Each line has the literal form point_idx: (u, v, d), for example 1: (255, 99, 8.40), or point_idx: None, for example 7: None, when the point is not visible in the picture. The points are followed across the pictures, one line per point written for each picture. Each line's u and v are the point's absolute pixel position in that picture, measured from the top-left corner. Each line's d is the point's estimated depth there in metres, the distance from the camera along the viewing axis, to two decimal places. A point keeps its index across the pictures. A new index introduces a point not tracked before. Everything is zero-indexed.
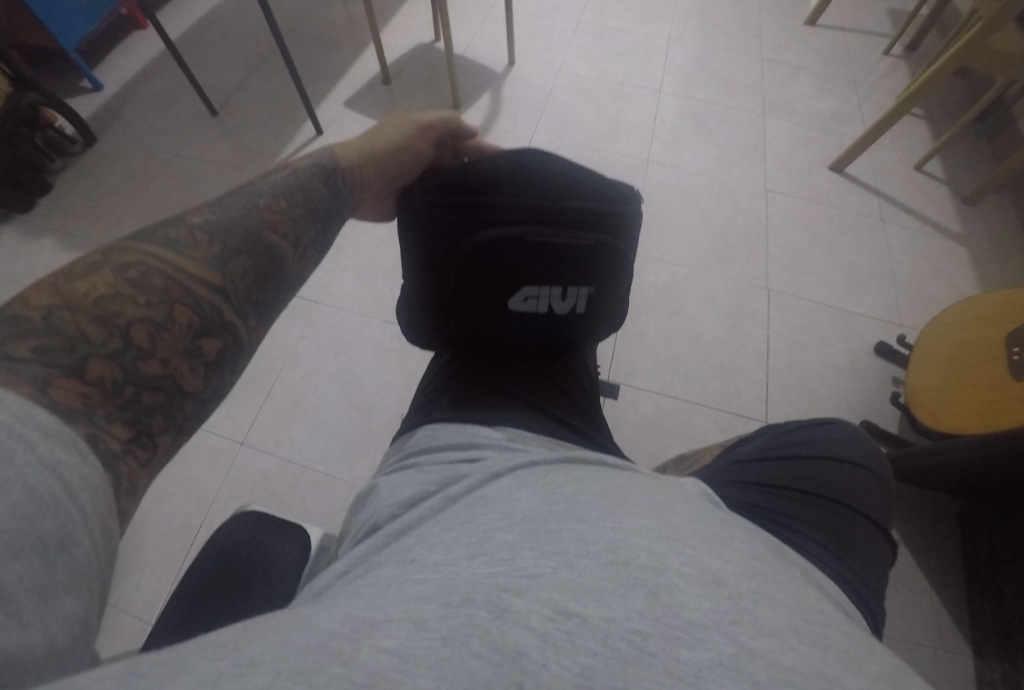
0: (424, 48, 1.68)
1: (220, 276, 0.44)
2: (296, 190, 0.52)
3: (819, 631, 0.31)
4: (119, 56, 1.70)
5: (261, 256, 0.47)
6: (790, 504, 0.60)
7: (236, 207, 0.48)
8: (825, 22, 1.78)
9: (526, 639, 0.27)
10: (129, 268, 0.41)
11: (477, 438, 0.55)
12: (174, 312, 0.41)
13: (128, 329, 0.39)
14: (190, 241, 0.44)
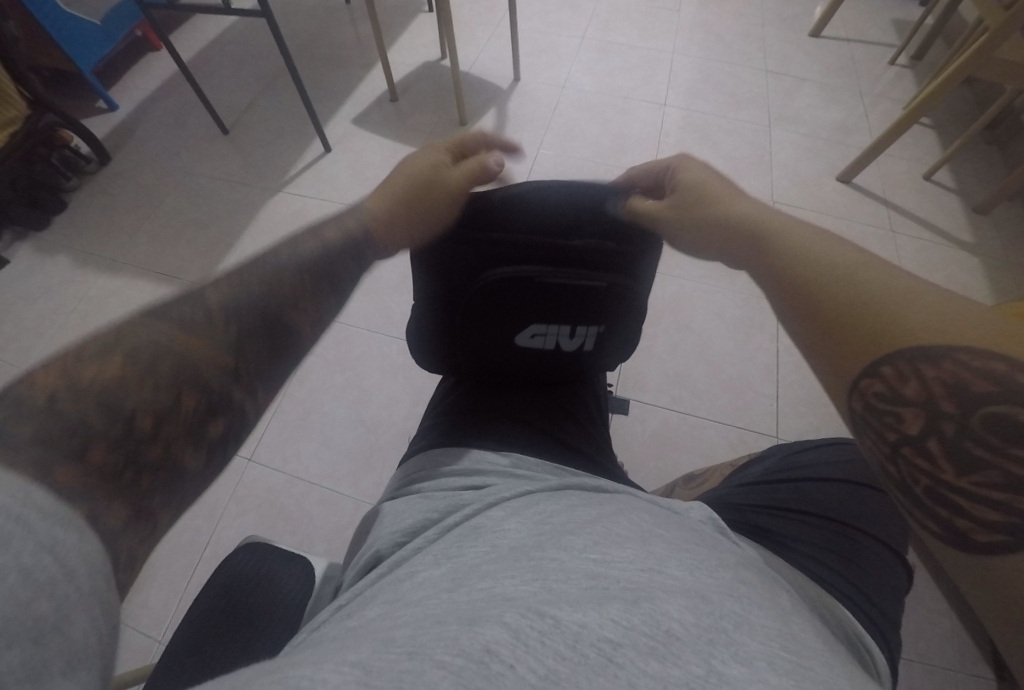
0: (431, 66, 1.70)
1: (234, 359, 0.40)
2: (317, 262, 0.48)
3: (799, 660, 0.29)
4: (134, 76, 1.73)
5: (277, 336, 0.44)
6: (804, 528, 0.58)
7: (251, 279, 0.44)
8: (829, 34, 1.79)
9: (498, 634, 0.28)
10: (138, 354, 0.37)
11: (482, 467, 0.54)
12: (183, 398, 0.37)
13: (134, 417, 0.35)
14: (204, 322, 0.40)
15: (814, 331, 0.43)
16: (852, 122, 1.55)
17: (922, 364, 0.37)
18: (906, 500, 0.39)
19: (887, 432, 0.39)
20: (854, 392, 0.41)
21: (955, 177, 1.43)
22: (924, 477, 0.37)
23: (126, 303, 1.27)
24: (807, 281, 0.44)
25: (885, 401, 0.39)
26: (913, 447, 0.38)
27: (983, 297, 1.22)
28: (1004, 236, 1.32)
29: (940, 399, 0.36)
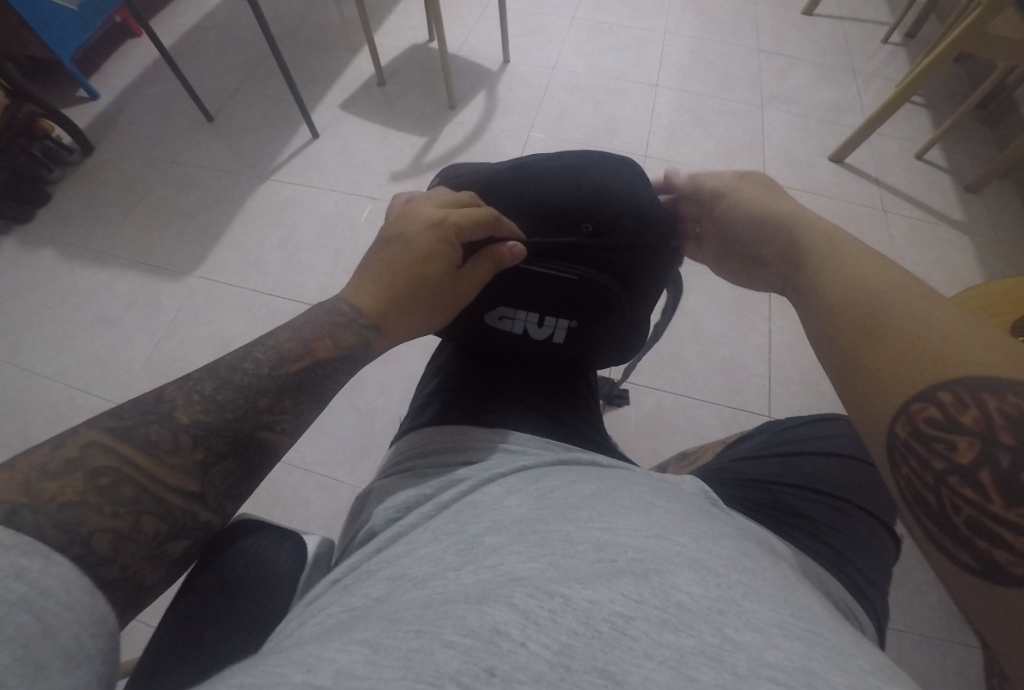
0: (419, 49, 1.67)
1: (198, 482, 0.41)
2: (294, 358, 0.46)
3: (809, 625, 0.29)
4: (115, 64, 1.70)
5: (247, 451, 0.43)
6: (793, 500, 0.58)
7: (228, 378, 0.44)
8: (822, 12, 1.77)
9: (507, 616, 0.27)
10: (101, 473, 0.38)
11: (476, 442, 0.54)
12: (141, 521, 0.38)
13: (91, 538, 0.36)
14: (171, 441, 0.40)
15: (863, 350, 0.43)
16: (845, 101, 1.54)
17: (984, 393, 0.36)
18: (941, 528, 0.38)
19: (935, 459, 0.38)
20: (902, 416, 0.40)
21: (948, 156, 1.42)
22: (968, 507, 0.37)
23: (115, 296, 1.25)
24: (862, 308, 0.45)
25: (937, 427, 0.38)
26: (961, 476, 0.37)
27: (973, 275, 1.23)
28: (995, 214, 1.32)
29: (998, 430, 0.36)
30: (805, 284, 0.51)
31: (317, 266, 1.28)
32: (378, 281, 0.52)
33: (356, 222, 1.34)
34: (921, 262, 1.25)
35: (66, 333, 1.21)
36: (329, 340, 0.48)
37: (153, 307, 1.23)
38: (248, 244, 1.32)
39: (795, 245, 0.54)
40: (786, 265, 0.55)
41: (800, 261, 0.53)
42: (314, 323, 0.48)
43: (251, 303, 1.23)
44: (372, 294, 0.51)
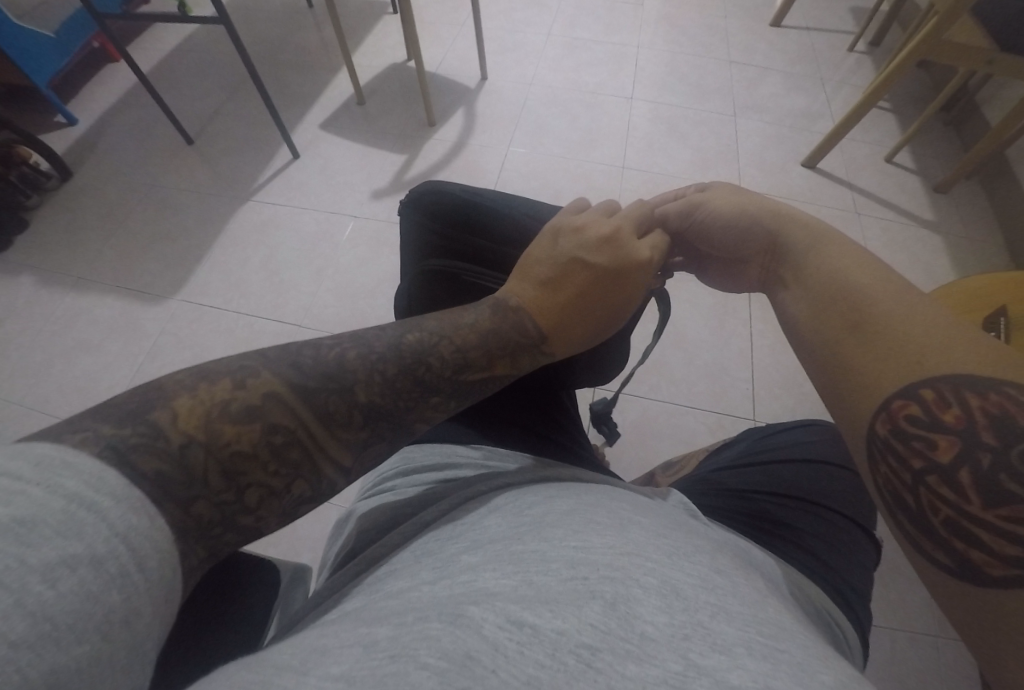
0: (398, 68, 1.69)
1: (354, 458, 0.39)
2: (461, 365, 0.45)
3: (773, 643, 0.29)
4: (92, 90, 1.70)
5: (404, 434, 0.42)
6: (773, 508, 0.59)
7: (402, 349, 0.42)
8: (789, 23, 1.82)
9: (477, 645, 0.28)
10: (277, 429, 0.36)
11: (454, 459, 0.54)
12: (294, 484, 0.37)
13: (246, 490, 0.35)
14: (345, 414, 0.39)
15: (848, 345, 0.44)
16: (815, 108, 1.58)
17: (966, 392, 0.37)
18: (917, 526, 0.39)
19: (914, 458, 0.39)
20: (883, 414, 0.40)
21: (916, 158, 1.46)
22: (946, 506, 0.37)
23: (97, 322, 1.24)
24: (850, 307, 0.45)
25: (919, 426, 0.38)
26: (940, 476, 0.37)
27: (947, 274, 1.26)
28: (964, 214, 1.36)
29: (980, 430, 0.36)
30: (787, 281, 0.51)
31: (300, 285, 1.28)
32: (552, 295, 0.50)
33: (337, 241, 1.35)
34: (895, 263, 1.28)
35: (47, 360, 1.19)
36: (508, 359, 0.47)
37: (134, 332, 1.22)
38: (230, 266, 1.32)
39: (779, 244, 0.53)
40: (770, 267, 0.54)
41: (785, 258, 0.52)
42: (499, 334, 0.47)
43: (234, 325, 1.23)
44: (544, 309, 0.49)
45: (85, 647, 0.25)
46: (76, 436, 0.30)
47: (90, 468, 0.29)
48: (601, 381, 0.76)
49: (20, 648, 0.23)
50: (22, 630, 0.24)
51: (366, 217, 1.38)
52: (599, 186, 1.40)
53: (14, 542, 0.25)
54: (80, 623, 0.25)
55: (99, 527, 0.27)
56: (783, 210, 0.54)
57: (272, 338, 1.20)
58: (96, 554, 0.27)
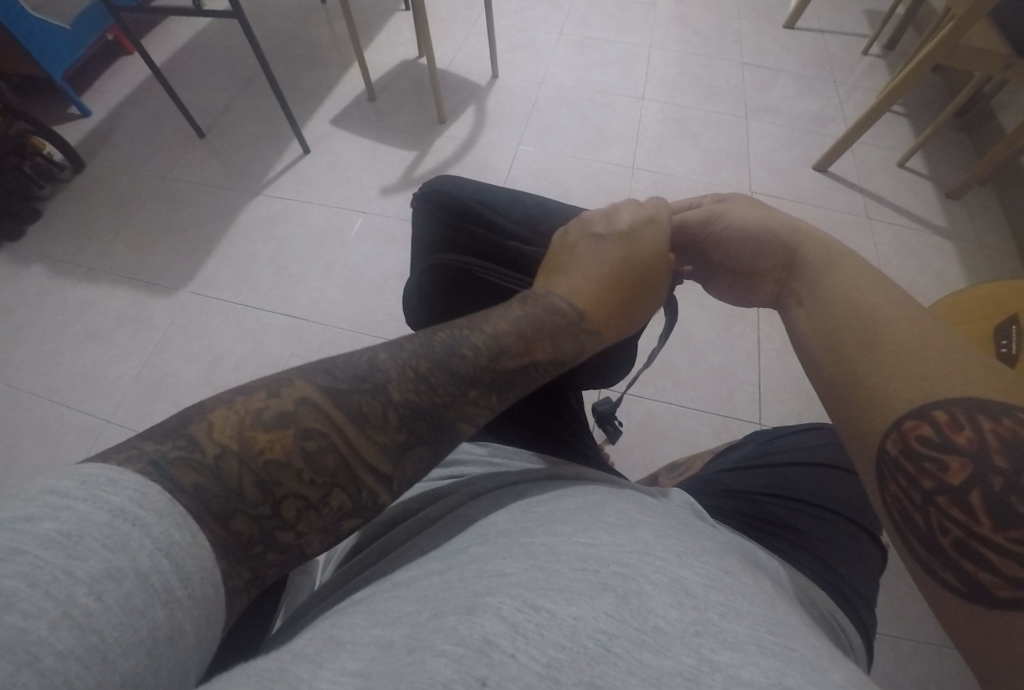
0: (409, 65, 1.70)
1: (392, 464, 0.38)
2: (499, 354, 0.44)
3: (784, 642, 0.29)
4: (107, 82, 1.71)
5: (442, 434, 0.41)
6: (779, 511, 0.59)
7: (434, 344, 0.42)
8: (803, 26, 1.81)
9: (495, 627, 0.28)
10: (310, 434, 0.35)
11: (461, 455, 0.55)
12: (330, 494, 0.36)
13: (281, 502, 0.34)
14: (380, 416, 0.38)
15: (865, 364, 0.43)
16: (827, 112, 1.57)
17: (979, 416, 0.37)
18: (925, 546, 0.38)
19: (924, 479, 0.38)
20: (894, 434, 0.40)
21: (929, 164, 1.45)
22: (955, 528, 0.37)
23: (107, 313, 1.25)
24: (863, 327, 0.45)
25: (931, 447, 0.38)
26: (950, 497, 0.37)
27: (958, 280, 1.25)
28: (977, 221, 1.35)
29: (992, 453, 0.36)
30: (801, 298, 0.51)
31: (308, 280, 1.28)
32: (596, 288, 0.50)
33: (346, 236, 1.35)
34: (906, 268, 1.27)
35: (58, 350, 1.20)
36: (547, 341, 0.47)
37: (143, 323, 1.23)
38: (239, 259, 1.32)
39: (795, 258, 0.53)
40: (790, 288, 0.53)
41: (800, 274, 0.52)
42: (534, 320, 0.47)
43: (242, 319, 1.23)
44: (587, 293, 0.50)
45: (133, 662, 0.26)
46: (122, 456, 0.31)
47: (135, 484, 0.30)
48: (609, 383, 0.76)
49: (66, 659, 0.24)
50: (69, 641, 0.24)
51: (375, 213, 1.39)
52: (609, 187, 1.40)
53: (62, 556, 0.26)
54: (125, 636, 0.26)
55: (143, 542, 0.28)
56: (797, 228, 0.54)
57: (281, 332, 1.21)
58: (139, 568, 0.27)
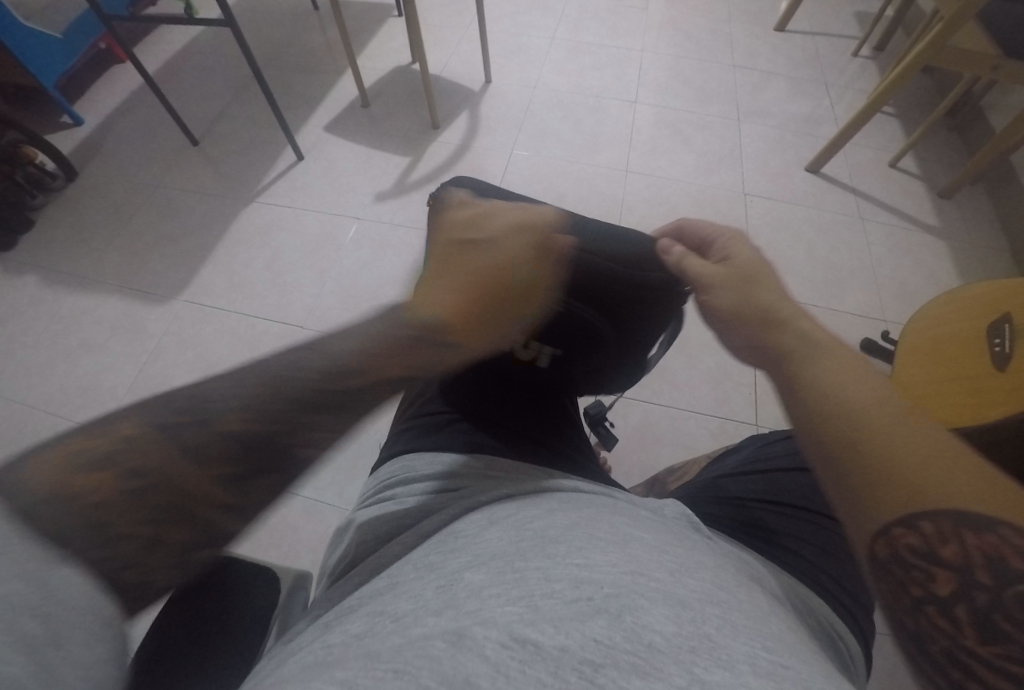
0: (403, 70, 1.70)
1: (235, 494, 0.34)
2: (341, 373, 0.40)
3: (777, 659, 0.30)
4: (100, 90, 1.71)
5: (291, 458, 0.37)
6: (777, 518, 0.59)
7: (278, 370, 0.39)
8: (793, 28, 1.82)
9: (478, 667, 0.27)
10: (139, 469, 0.32)
11: (458, 469, 0.54)
12: (168, 531, 0.32)
13: (115, 542, 0.31)
14: (215, 445, 0.35)
15: (847, 458, 0.42)
16: (818, 113, 1.58)
17: (964, 531, 0.37)
18: (915, 647, 0.39)
19: (911, 586, 0.39)
20: (883, 539, 0.39)
21: (920, 164, 1.46)
22: (944, 637, 0.37)
23: (100, 322, 1.25)
24: (841, 413, 0.43)
25: (920, 557, 0.38)
26: (938, 607, 0.38)
27: (951, 280, 1.26)
28: (969, 220, 1.35)
29: (976, 569, 0.36)
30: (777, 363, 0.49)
31: (303, 287, 1.28)
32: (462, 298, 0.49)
33: (341, 243, 1.35)
34: (899, 268, 1.28)
35: (50, 360, 1.19)
36: (382, 366, 0.42)
37: (136, 332, 1.23)
38: (232, 267, 1.32)
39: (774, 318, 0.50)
40: (768, 365, 0.50)
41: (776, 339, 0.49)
42: (373, 343, 0.43)
43: (236, 326, 1.23)
44: (442, 306, 0.48)
45: None
46: None
47: None
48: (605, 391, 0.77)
49: None
50: None
51: (370, 219, 1.39)
52: (603, 190, 1.41)
53: None
54: None
55: None
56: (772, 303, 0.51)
57: (275, 339, 1.21)
58: None
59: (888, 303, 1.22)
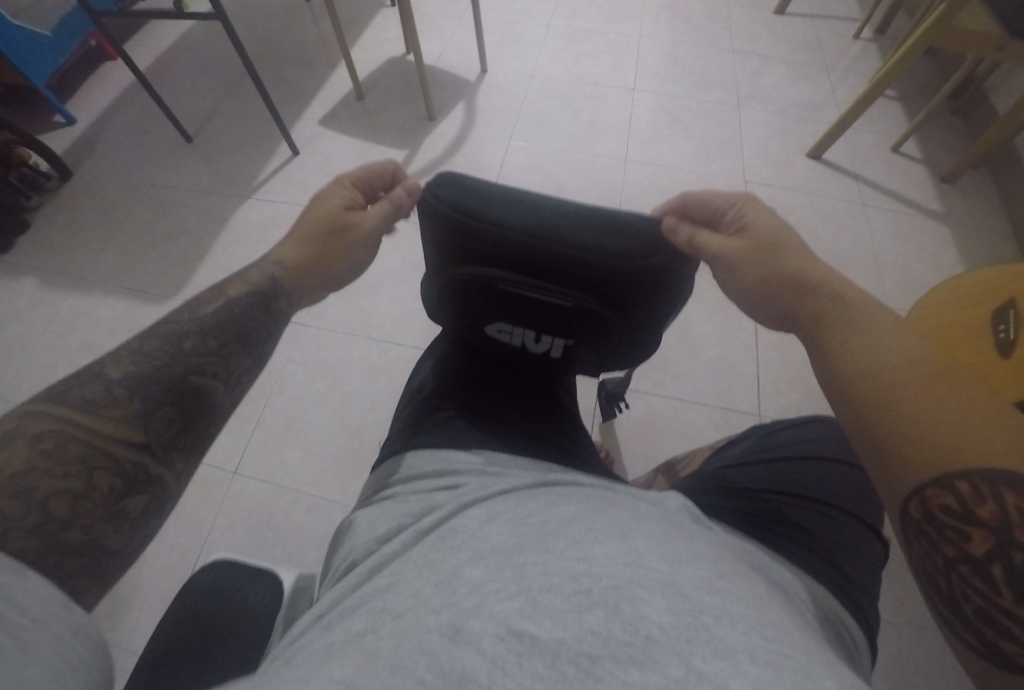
0: (397, 62, 1.68)
1: (143, 432, 0.42)
2: (226, 324, 0.49)
3: (777, 648, 0.30)
4: (91, 88, 1.69)
5: (190, 397, 0.45)
6: (779, 507, 0.59)
7: (158, 346, 0.46)
8: (793, 11, 1.79)
9: (476, 663, 0.28)
10: (43, 437, 0.39)
11: (455, 465, 0.54)
12: (93, 478, 0.40)
13: (48, 502, 0.37)
14: (108, 397, 0.42)
15: (878, 422, 0.43)
16: (819, 98, 1.56)
17: (1002, 489, 0.36)
18: (948, 606, 0.40)
19: (947, 546, 0.40)
20: (917, 499, 0.40)
21: (922, 148, 1.44)
22: (978, 597, 0.38)
23: (99, 323, 1.24)
24: (873, 377, 0.44)
25: (954, 517, 0.38)
26: (972, 566, 0.38)
27: (954, 265, 1.24)
28: (972, 204, 1.34)
29: (1014, 528, 0.36)
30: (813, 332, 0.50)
31: None
32: (303, 246, 0.56)
33: None
34: (902, 254, 1.27)
35: (50, 362, 1.19)
36: (239, 331, 0.50)
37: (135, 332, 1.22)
38: (229, 265, 1.31)
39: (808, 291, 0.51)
40: (804, 330, 0.51)
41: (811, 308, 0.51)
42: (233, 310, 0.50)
43: None
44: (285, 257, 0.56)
45: None
46: None
47: None
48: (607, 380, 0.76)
49: None
50: None
51: None
52: (602, 181, 1.39)
53: None
54: None
55: None
56: (801, 272, 0.52)
57: None
58: None
59: (891, 290, 1.22)
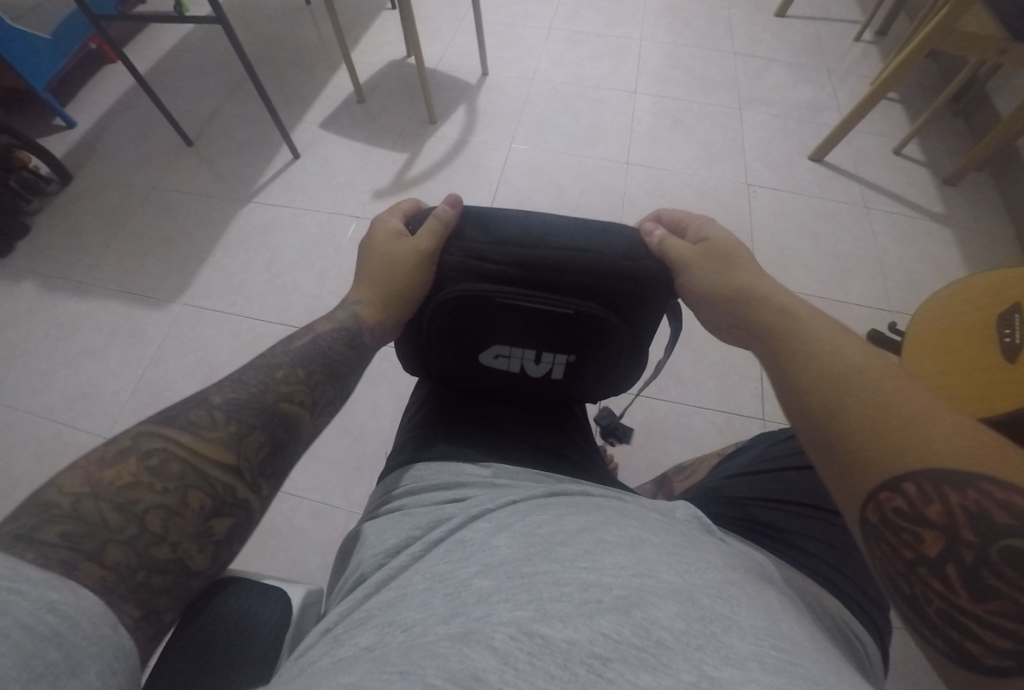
0: (398, 65, 1.67)
1: (235, 454, 0.43)
2: (316, 356, 0.52)
3: (790, 657, 0.29)
4: (91, 92, 1.68)
5: (287, 432, 0.47)
6: (786, 516, 0.58)
7: (253, 381, 0.47)
8: (794, 13, 1.79)
9: (487, 661, 0.28)
10: (150, 454, 0.40)
11: (462, 478, 0.54)
12: (188, 496, 0.40)
13: (145, 517, 0.38)
14: (210, 421, 0.43)
15: (827, 419, 0.40)
16: (821, 100, 1.56)
17: (946, 488, 0.33)
18: (911, 611, 0.36)
19: (903, 550, 0.36)
20: (869, 501, 0.37)
21: (924, 150, 1.44)
22: (938, 598, 0.34)
23: (100, 327, 1.24)
24: (822, 376, 0.42)
25: (905, 518, 0.35)
26: (929, 569, 0.34)
27: (958, 267, 1.24)
28: (975, 207, 1.34)
29: (961, 527, 0.33)
30: (765, 337, 0.48)
31: (302, 288, 1.27)
32: (372, 279, 0.57)
33: (340, 242, 1.34)
34: (905, 257, 1.27)
35: (52, 367, 1.18)
36: (324, 365, 0.52)
37: (136, 337, 1.22)
38: (231, 268, 1.31)
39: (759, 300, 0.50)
40: (756, 334, 0.50)
41: (763, 313, 0.49)
42: (321, 347, 0.53)
43: (236, 329, 1.22)
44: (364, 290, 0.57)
45: None
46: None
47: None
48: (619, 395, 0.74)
49: None
50: None
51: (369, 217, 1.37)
52: (604, 183, 1.39)
53: None
54: None
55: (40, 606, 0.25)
56: (750, 285, 0.51)
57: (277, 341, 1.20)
58: None
59: (895, 293, 1.21)
